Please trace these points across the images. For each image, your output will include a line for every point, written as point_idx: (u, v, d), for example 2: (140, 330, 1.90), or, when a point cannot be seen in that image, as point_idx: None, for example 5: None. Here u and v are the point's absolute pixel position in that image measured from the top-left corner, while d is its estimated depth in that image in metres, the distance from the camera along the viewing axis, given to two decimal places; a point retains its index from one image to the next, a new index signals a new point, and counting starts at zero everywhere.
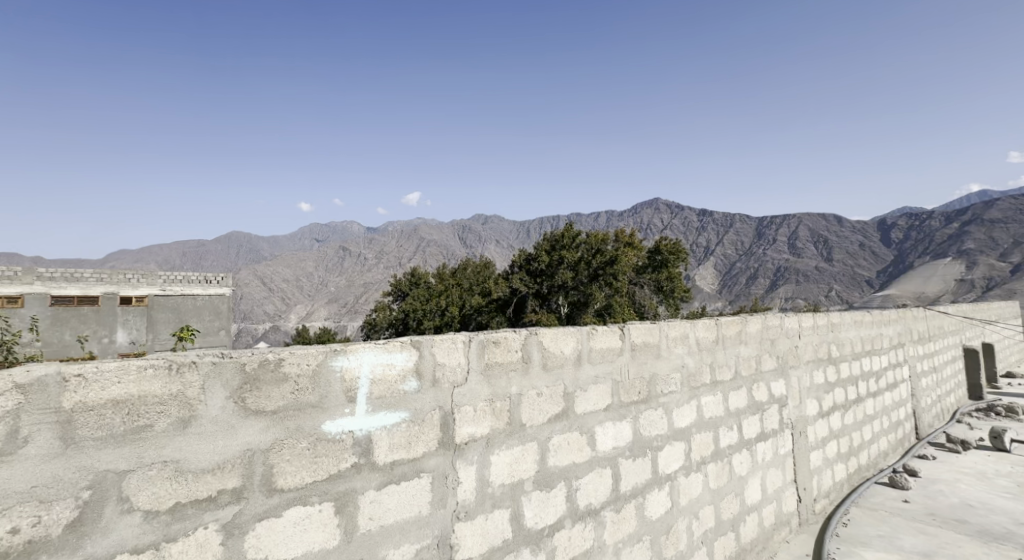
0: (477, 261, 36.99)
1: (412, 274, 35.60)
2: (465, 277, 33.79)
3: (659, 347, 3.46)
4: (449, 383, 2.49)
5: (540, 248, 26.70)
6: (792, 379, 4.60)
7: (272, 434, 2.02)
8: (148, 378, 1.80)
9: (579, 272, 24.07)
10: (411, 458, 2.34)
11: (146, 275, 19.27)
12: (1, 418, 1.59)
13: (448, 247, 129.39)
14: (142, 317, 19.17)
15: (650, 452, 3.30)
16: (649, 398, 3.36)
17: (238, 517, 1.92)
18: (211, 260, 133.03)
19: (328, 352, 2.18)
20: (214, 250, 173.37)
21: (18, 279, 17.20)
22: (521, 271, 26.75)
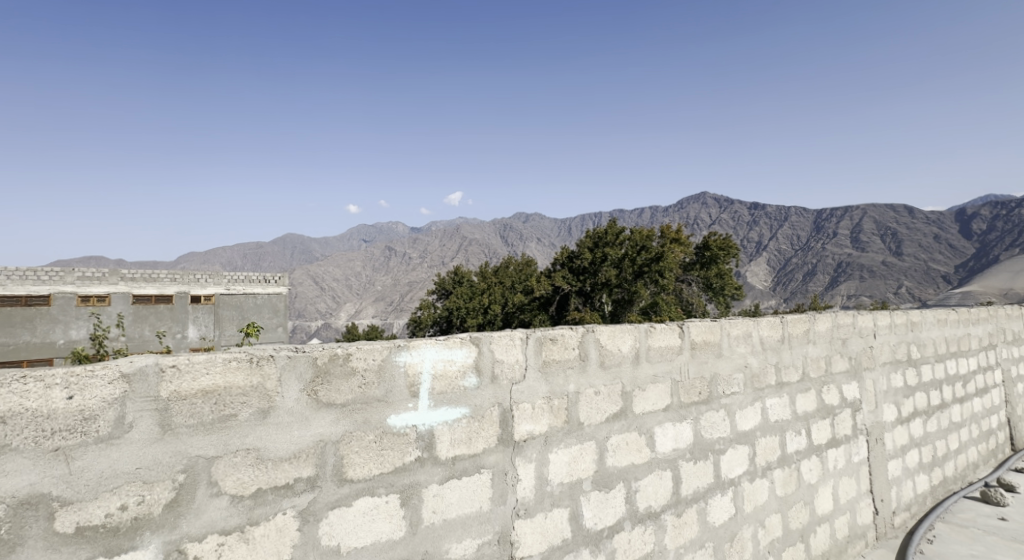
0: (519, 260, 37.13)
1: (457, 273, 36.11)
2: (508, 275, 34.06)
3: (721, 346, 3.37)
4: (507, 379, 2.51)
5: (583, 246, 26.55)
6: (867, 381, 4.38)
7: (342, 426, 2.10)
8: (232, 370, 1.91)
9: (622, 270, 23.82)
10: (471, 454, 2.37)
11: (213, 274, 20.33)
12: (109, 405, 1.70)
13: (495, 246, 130.45)
14: (210, 315, 20.29)
15: (713, 456, 3.22)
16: (711, 399, 3.28)
17: (313, 504, 2.00)
18: (273, 261, 139.25)
19: (392, 347, 2.24)
20: (276, 250, 181.29)
21: (105, 279, 18.50)
22: (563, 269, 26.68)
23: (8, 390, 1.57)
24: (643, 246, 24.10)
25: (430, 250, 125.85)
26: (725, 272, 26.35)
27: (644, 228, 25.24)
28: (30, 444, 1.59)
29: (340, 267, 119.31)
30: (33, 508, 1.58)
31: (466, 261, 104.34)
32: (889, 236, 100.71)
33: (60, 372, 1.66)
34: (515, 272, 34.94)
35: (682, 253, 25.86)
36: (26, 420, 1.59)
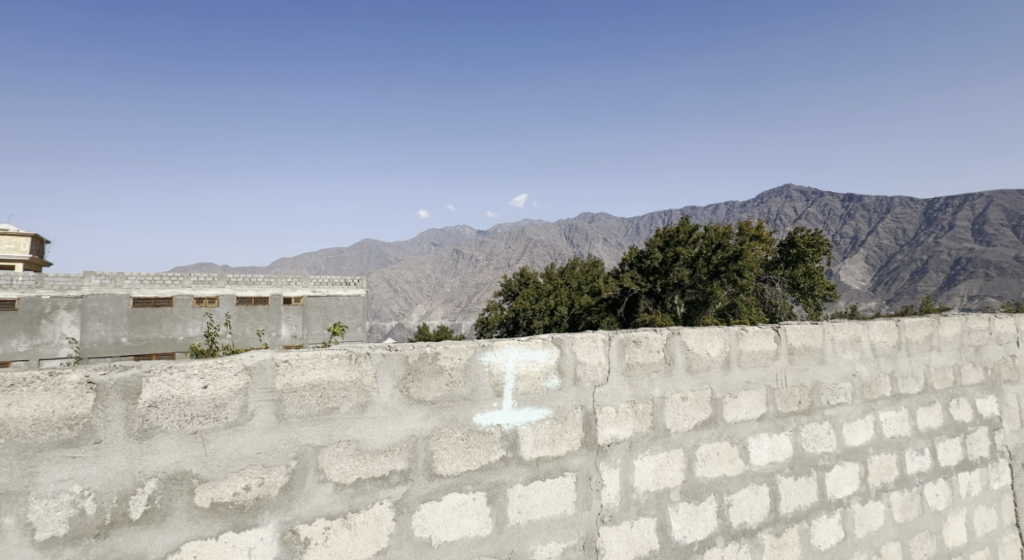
0: (585, 260, 36.87)
1: (523, 274, 36.13)
2: (574, 276, 34.05)
3: (824, 352, 3.21)
4: (590, 382, 2.53)
5: (653, 245, 25.80)
6: (1007, 397, 4.00)
7: (432, 423, 2.20)
8: (335, 365, 2.05)
9: (696, 270, 23.10)
10: (555, 456, 2.42)
11: (301, 278, 21.71)
12: (235, 395, 1.89)
13: (564, 248, 130.30)
14: (299, 315, 21.57)
15: (816, 472, 3.07)
16: (813, 410, 3.14)
17: (407, 497, 2.12)
18: (355, 265, 146.22)
19: (477, 347, 2.31)
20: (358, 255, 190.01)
21: (214, 283, 20.14)
22: (632, 270, 26.17)
23: (157, 377, 1.78)
24: (720, 244, 23.12)
25: (502, 253, 127.56)
26: (814, 270, 24.79)
27: (721, 225, 24.34)
28: (174, 426, 1.79)
29: (416, 269, 122.79)
30: (178, 484, 1.78)
31: (538, 264, 104.76)
32: (1008, 231, 90.83)
33: (198, 363, 1.86)
34: (581, 273, 34.66)
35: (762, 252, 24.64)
36: (170, 405, 1.80)
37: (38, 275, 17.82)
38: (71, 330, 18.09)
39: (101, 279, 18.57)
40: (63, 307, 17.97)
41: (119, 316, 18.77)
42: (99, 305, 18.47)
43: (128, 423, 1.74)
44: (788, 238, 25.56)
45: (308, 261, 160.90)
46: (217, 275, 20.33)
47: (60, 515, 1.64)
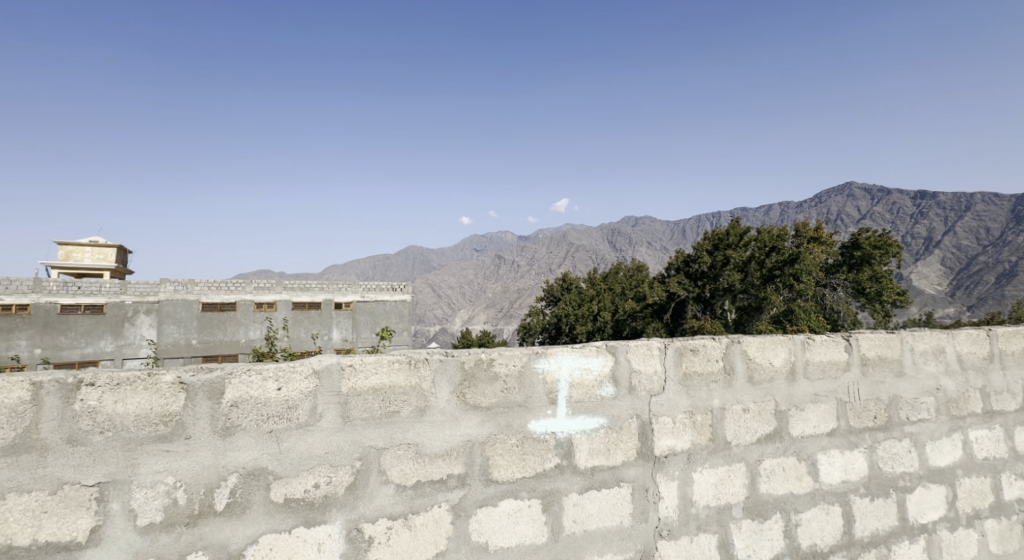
0: (629, 265, 36.52)
1: (565, 279, 35.99)
2: (618, 282, 33.93)
3: (902, 364, 3.07)
4: (645, 391, 2.52)
5: (701, 249, 25.44)
6: None
7: (487, 428, 2.25)
8: (395, 370, 2.13)
9: (749, 274, 22.47)
10: (611, 466, 2.41)
11: (351, 283, 22.41)
12: (305, 397, 1.99)
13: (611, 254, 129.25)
14: (349, 319, 22.33)
15: (895, 493, 2.93)
16: (891, 426, 3.00)
17: (464, 501, 2.17)
18: (405, 272, 149.45)
19: (531, 355, 2.35)
20: (409, 262, 194.09)
21: (273, 289, 21.02)
22: (679, 275, 25.91)
23: (237, 379, 1.91)
24: (774, 246, 22.49)
25: (549, 259, 127.73)
26: (881, 272, 23.52)
27: (776, 227, 23.38)
28: (252, 425, 1.91)
29: (457, 274, 124.43)
30: (255, 479, 1.90)
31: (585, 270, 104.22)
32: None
33: (273, 366, 1.98)
34: (625, 278, 34.40)
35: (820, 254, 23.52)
36: (249, 405, 1.92)
37: (121, 282, 19.08)
38: (149, 332, 19.24)
39: (175, 285, 19.72)
40: (142, 311, 19.21)
41: (190, 320, 19.87)
42: (173, 309, 19.61)
43: (212, 421, 1.87)
44: (852, 239, 24.45)
45: (361, 268, 165.58)
46: (274, 281, 21.20)
47: (156, 504, 1.78)
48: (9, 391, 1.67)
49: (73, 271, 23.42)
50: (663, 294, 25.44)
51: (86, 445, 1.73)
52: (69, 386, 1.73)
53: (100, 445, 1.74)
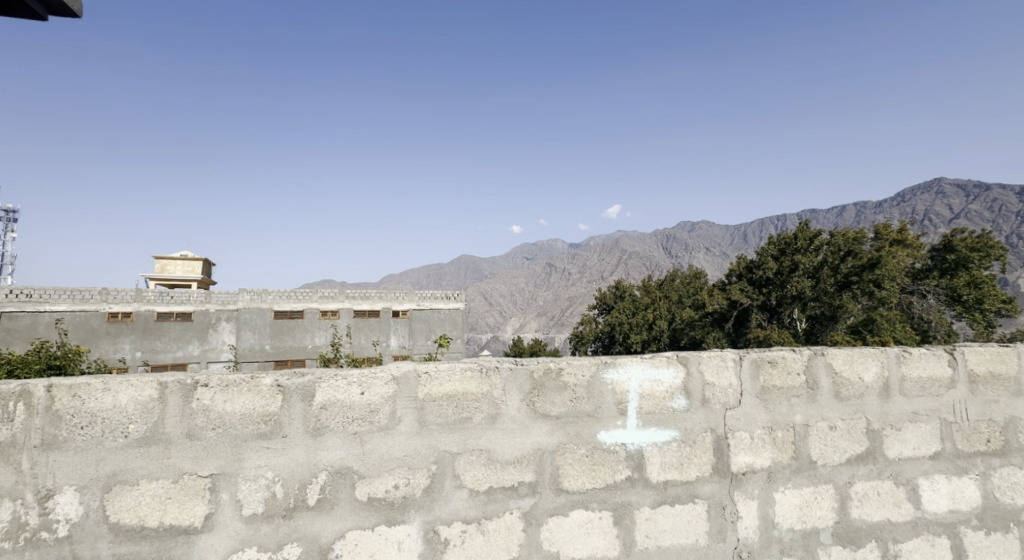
0: (686, 272, 35.97)
1: (618, 287, 35.90)
2: (674, 289, 33.59)
3: (1021, 383, 2.83)
4: (720, 404, 2.46)
5: (765, 254, 23.67)
6: None
7: (557, 438, 2.28)
8: (468, 378, 2.21)
9: (821, 280, 21.12)
10: (684, 481, 2.38)
11: (407, 292, 23.07)
12: (385, 401, 2.10)
13: (672, 262, 126.56)
14: (405, 327, 22.94)
15: (1015, 527, 2.70)
16: (1008, 452, 2.77)
17: (535, 509, 2.21)
18: (465, 281, 151.95)
19: (600, 364, 2.37)
20: (471, 271, 197.40)
21: (337, 297, 22.10)
22: (741, 280, 24.83)
23: (327, 383, 2.05)
24: (851, 250, 20.97)
25: (609, 267, 126.68)
26: (980, 277, 21.33)
27: (851, 229, 21.94)
28: (339, 426, 2.04)
29: (516, 283, 125.50)
30: (342, 478, 2.01)
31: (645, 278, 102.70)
32: None
33: (357, 373, 2.10)
34: (683, 286, 34.03)
35: (898, 260, 22.27)
36: (336, 408, 2.04)
37: (206, 291, 20.52)
38: (230, 338, 20.50)
39: (251, 295, 20.95)
40: (224, 319, 20.48)
41: (264, 327, 21.05)
42: (250, 316, 20.84)
43: (305, 421, 2.00)
44: (945, 241, 22.77)
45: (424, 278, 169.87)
46: (338, 291, 22.27)
47: (258, 496, 1.92)
48: (138, 390, 1.88)
49: (167, 282, 25.35)
50: (724, 303, 24.24)
51: (202, 439, 1.90)
52: (187, 386, 1.92)
53: (213, 440, 1.91)
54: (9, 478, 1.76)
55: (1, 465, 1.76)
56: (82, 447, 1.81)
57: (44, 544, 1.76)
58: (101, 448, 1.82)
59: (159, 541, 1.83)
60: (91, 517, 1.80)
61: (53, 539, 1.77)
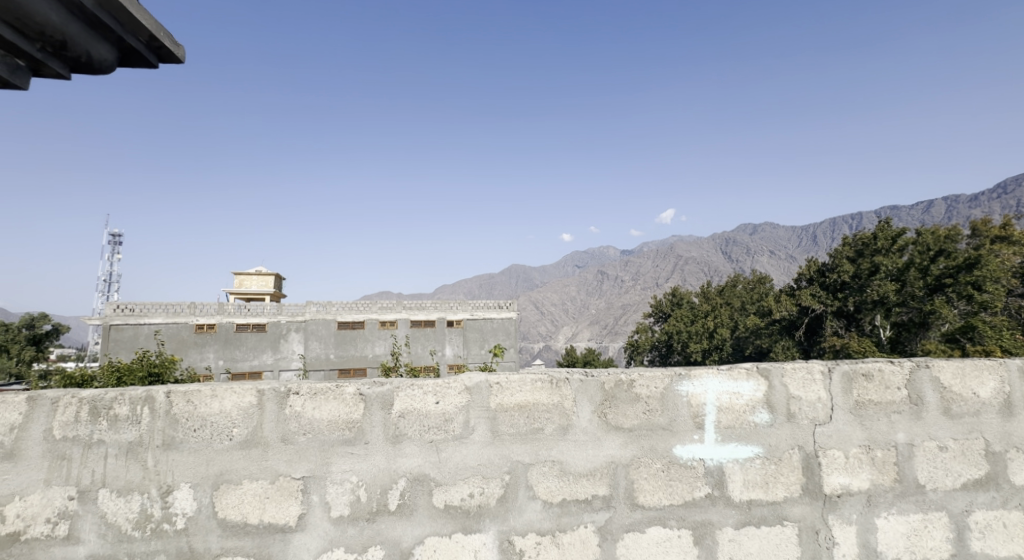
0: (749, 277, 34.95)
1: (674, 294, 36.23)
2: (736, 296, 32.80)
3: None
4: (808, 419, 2.32)
5: (841, 256, 22.81)
6: None
7: (631, 451, 2.22)
8: (538, 389, 2.20)
9: (908, 282, 19.96)
10: (770, 501, 2.25)
11: (460, 302, 23.27)
12: (459, 411, 2.12)
13: (738, 269, 122.66)
14: (459, 336, 23.20)
15: None
16: None
17: (610, 524, 2.16)
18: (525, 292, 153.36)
19: (674, 377, 2.29)
20: (531, 282, 198.68)
21: (397, 307, 22.73)
22: (814, 286, 24.01)
23: (403, 391, 2.09)
24: (942, 250, 19.66)
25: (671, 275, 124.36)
26: None
27: (942, 227, 20.54)
28: (417, 434, 2.07)
29: (574, 293, 125.58)
30: (420, 484, 2.05)
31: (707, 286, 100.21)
32: None
33: (433, 383, 2.13)
34: (745, 292, 33.27)
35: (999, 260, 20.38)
36: (414, 416, 2.09)
37: (279, 304, 21.64)
38: (298, 347, 21.45)
39: (317, 307, 21.89)
40: (293, 329, 21.45)
41: (329, 337, 21.90)
42: (316, 327, 21.73)
43: (385, 429, 2.05)
44: None
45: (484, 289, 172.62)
46: (396, 301, 22.85)
47: (344, 499, 1.99)
48: (240, 396, 1.99)
49: (245, 295, 26.99)
50: (794, 308, 24.12)
51: (295, 443, 1.99)
52: (281, 393, 2.02)
53: (304, 445, 1.99)
54: (136, 474, 1.91)
55: (130, 462, 1.91)
56: (195, 448, 1.94)
57: (165, 535, 1.89)
58: (210, 450, 1.94)
59: (259, 538, 1.93)
60: (203, 513, 1.91)
61: (173, 531, 1.89)
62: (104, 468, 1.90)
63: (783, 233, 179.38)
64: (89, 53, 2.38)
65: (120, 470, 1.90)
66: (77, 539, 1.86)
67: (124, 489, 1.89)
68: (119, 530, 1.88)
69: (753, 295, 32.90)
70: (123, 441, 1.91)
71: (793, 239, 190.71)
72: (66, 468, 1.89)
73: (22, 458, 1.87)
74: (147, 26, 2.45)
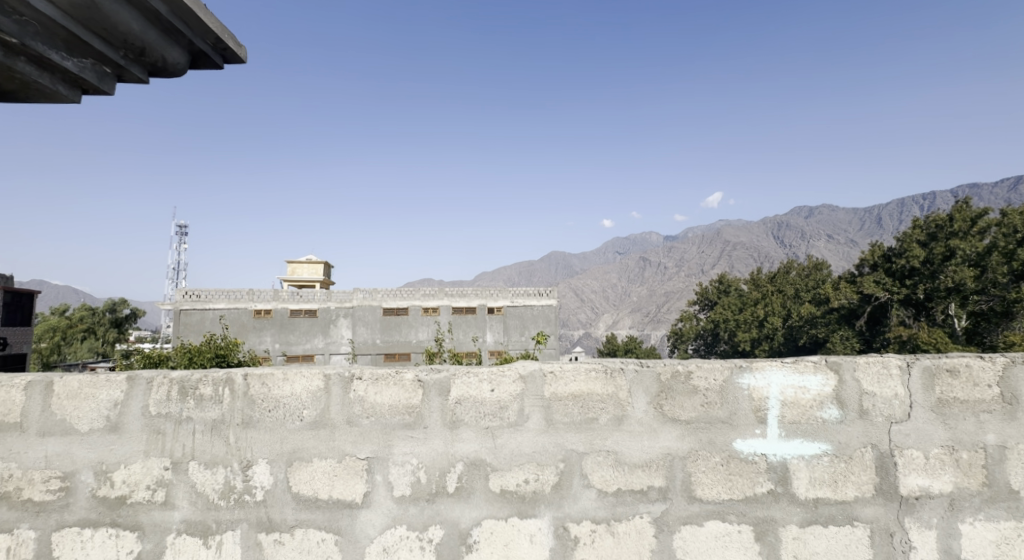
0: (804, 263, 33.51)
1: (721, 281, 36.12)
2: (790, 283, 31.59)
3: None
4: (882, 416, 2.20)
5: (910, 239, 21.47)
6: None
7: (688, 443, 2.17)
8: (593, 379, 2.17)
9: (988, 268, 18.62)
10: (840, 500, 2.15)
11: (501, 290, 23.25)
12: (514, 399, 2.12)
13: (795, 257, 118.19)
14: (500, 323, 23.26)
15: None
16: None
17: (667, 515, 2.12)
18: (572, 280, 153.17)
19: (734, 369, 2.21)
20: (579, 270, 198.12)
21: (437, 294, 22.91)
22: (879, 272, 22.81)
23: (461, 379, 2.11)
24: None
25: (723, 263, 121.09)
26: None
27: None
28: (473, 420, 2.09)
29: (622, 281, 124.35)
30: (477, 469, 2.07)
31: (761, 275, 97.11)
32: None
33: (489, 371, 2.14)
34: (800, 278, 31.99)
35: None
36: (470, 403, 2.10)
37: (328, 290, 22.32)
38: (347, 332, 22.09)
39: (364, 293, 22.45)
40: (341, 315, 22.10)
41: (375, 322, 22.41)
42: (363, 313, 22.32)
43: (443, 414, 2.08)
44: None
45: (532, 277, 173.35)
46: (437, 288, 23.04)
47: (406, 479, 2.03)
48: (309, 380, 2.07)
49: (297, 282, 28.02)
50: (854, 297, 22.94)
51: (359, 425, 2.05)
52: (346, 378, 2.08)
53: (368, 426, 2.05)
54: (220, 449, 2.01)
55: (213, 438, 2.01)
56: (270, 427, 2.02)
57: (246, 505, 1.99)
58: (283, 429, 2.03)
59: (329, 512, 2.00)
60: (279, 487, 2.00)
61: (253, 502, 1.99)
62: (192, 443, 2.01)
63: (845, 219, 171.65)
64: (164, 57, 2.50)
65: (206, 445, 2.01)
66: (172, 504, 1.98)
67: (210, 461, 2.00)
68: (207, 499, 1.99)
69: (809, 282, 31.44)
70: (208, 418, 2.01)
71: (857, 226, 181.16)
72: (161, 441, 2.01)
73: (125, 431, 2.01)
74: (213, 29, 2.54)
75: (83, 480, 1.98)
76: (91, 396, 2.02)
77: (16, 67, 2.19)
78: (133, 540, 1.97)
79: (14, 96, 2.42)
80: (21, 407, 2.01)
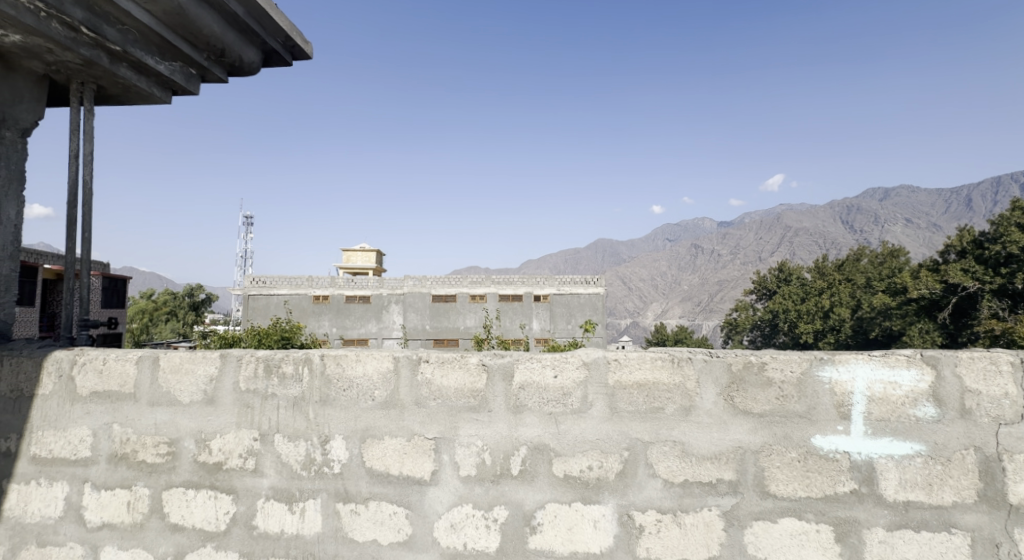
0: (877, 250, 31.45)
1: (782, 270, 34.43)
2: (861, 271, 29.74)
3: None
4: (988, 416, 1.99)
5: (1008, 223, 19.51)
6: None
7: (761, 437, 2.05)
8: (659, 368, 2.09)
9: None
10: (934, 504, 1.98)
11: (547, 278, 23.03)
12: (578, 386, 2.07)
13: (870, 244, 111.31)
14: (546, 311, 23.07)
15: None
16: None
17: (738, 510, 2.02)
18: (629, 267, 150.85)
19: (814, 360, 2.06)
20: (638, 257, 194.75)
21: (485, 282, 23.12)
22: (969, 259, 20.96)
23: (525, 364, 2.08)
24: None
25: None
26: None
27: None
28: (536, 406, 2.06)
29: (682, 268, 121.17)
30: (541, 453, 2.04)
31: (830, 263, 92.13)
32: None
33: (553, 357, 2.10)
34: (873, 267, 30.03)
35: None
36: (533, 389, 2.07)
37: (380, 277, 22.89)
38: (399, 318, 22.62)
39: (414, 280, 22.89)
40: (393, 301, 22.65)
41: (425, 309, 22.84)
42: (413, 299, 22.76)
43: (506, 399, 2.06)
44: None
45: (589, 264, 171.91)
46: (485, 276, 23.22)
47: (471, 460, 2.04)
48: (379, 361, 2.10)
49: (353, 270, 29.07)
50: (936, 287, 21.24)
51: (426, 406, 2.07)
52: (413, 360, 2.10)
53: (435, 408, 2.06)
54: (301, 423, 2.08)
55: (294, 413, 2.08)
56: (345, 405, 2.08)
57: (325, 477, 2.05)
58: (357, 408, 2.07)
59: (400, 486, 2.04)
60: (354, 461, 2.05)
61: (331, 474, 2.05)
62: (276, 417, 2.09)
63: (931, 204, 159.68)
64: (241, 57, 2.63)
65: (288, 419, 2.08)
66: (261, 472, 2.07)
67: (294, 434, 2.08)
68: (292, 470, 2.07)
69: (882, 271, 29.44)
70: (290, 395, 2.09)
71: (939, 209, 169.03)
72: (248, 413, 2.10)
73: (219, 403, 2.12)
74: (284, 28, 2.64)
75: (185, 446, 2.11)
76: (190, 371, 2.14)
77: (120, 74, 2.33)
78: (229, 501, 2.08)
79: (115, 99, 2.56)
80: (132, 380, 2.15)
